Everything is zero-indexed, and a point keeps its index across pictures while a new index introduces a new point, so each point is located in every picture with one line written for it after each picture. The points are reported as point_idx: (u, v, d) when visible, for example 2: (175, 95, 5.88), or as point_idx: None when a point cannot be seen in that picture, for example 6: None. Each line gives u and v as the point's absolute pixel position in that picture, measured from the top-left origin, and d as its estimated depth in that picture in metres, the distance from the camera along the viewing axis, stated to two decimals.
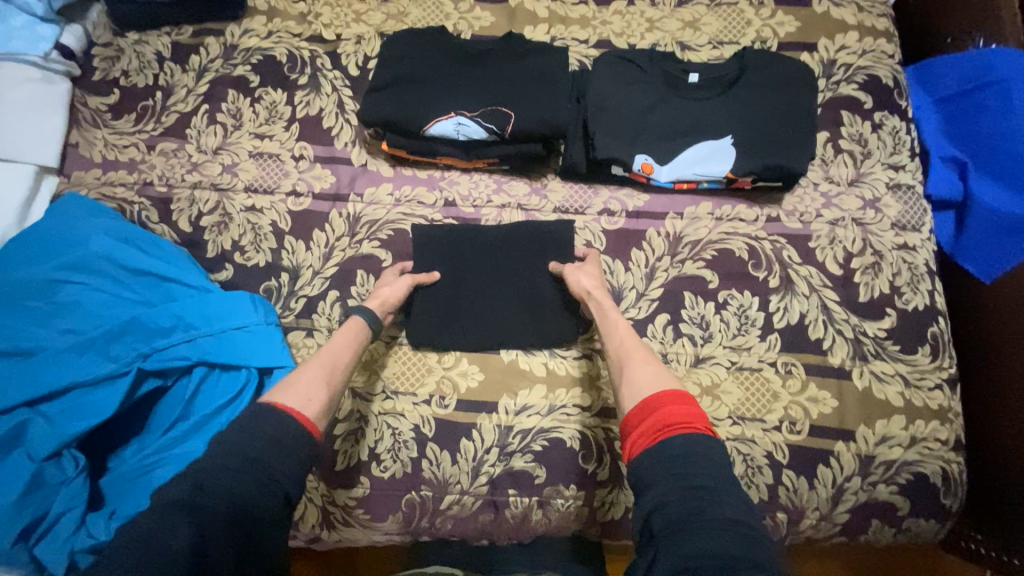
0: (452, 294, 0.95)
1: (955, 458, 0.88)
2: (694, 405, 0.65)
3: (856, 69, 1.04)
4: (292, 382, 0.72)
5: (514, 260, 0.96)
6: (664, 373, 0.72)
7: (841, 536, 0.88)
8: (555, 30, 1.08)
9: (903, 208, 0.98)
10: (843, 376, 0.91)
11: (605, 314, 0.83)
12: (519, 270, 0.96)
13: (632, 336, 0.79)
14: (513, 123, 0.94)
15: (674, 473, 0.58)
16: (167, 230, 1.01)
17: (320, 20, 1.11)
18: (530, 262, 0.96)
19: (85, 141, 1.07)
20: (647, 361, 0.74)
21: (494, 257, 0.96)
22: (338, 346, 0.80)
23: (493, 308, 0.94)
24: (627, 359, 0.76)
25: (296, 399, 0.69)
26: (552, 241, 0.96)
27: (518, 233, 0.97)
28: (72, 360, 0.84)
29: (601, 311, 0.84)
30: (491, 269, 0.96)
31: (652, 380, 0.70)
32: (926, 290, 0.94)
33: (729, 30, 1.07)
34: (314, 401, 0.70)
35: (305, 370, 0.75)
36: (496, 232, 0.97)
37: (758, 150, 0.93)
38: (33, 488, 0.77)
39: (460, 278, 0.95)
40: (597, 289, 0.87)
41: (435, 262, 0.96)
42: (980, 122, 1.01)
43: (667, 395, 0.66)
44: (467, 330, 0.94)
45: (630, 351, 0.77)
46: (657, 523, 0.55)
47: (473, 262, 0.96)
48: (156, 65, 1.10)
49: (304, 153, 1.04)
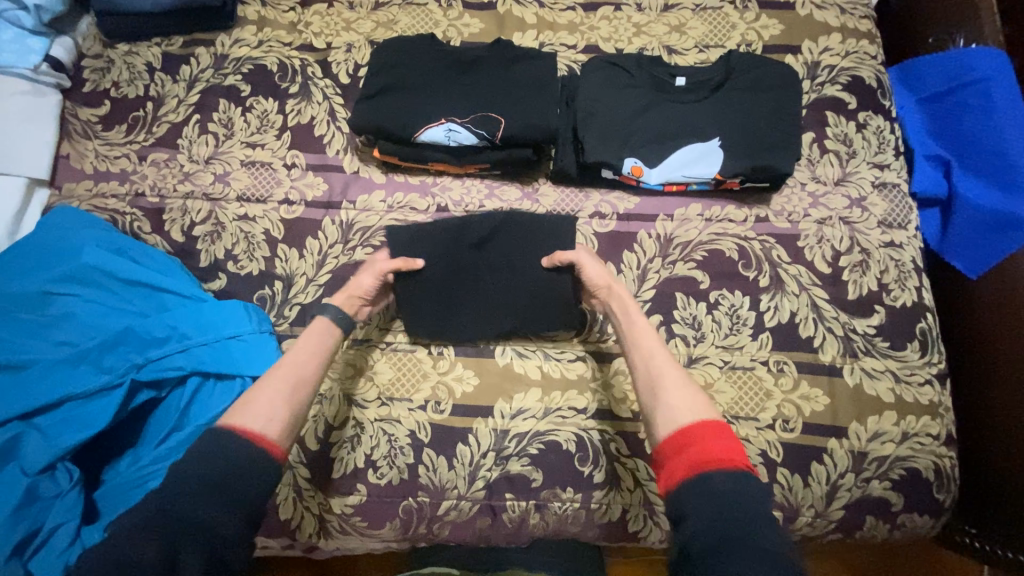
0: (448, 289, 0.94)
1: (946, 452, 0.89)
2: (733, 440, 0.63)
3: (840, 70, 1.06)
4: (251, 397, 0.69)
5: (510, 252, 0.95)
6: (702, 400, 0.69)
7: (836, 532, 0.89)
8: (544, 36, 1.09)
9: (889, 206, 0.99)
10: (834, 374, 0.92)
11: (634, 324, 0.81)
12: (517, 263, 0.94)
13: (668, 358, 0.75)
14: (503, 129, 0.94)
15: (712, 504, 0.56)
16: (160, 241, 1.01)
17: (310, 29, 1.11)
18: (528, 253, 0.94)
19: (76, 153, 1.06)
20: (689, 388, 0.70)
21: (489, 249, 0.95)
22: (302, 354, 0.77)
23: (494, 302, 0.94)
24: (664, 383, 0.71)
25: (254, 420, 0.66)
26: (547, 231, 0.95)
27: (509, 222, 0.94)
28: (65, 372, 0.83)
29: (626, 312, 0.83)
30: (489, 263, 0.95)
31: (690, 407, 0.67)
32: (914, 287, 0.95)
33: (715, 33, 1.08)
34: (276, 417, 0.68)
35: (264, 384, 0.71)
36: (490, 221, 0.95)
37: (746, 152, 0.94)
38: (27, 502, 0.76)
39: (457, 273, 0.94)
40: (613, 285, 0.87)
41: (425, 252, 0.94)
42: (963, 121, 1.04)
43: (705, 427, 0.64)
44: (467, 322, 0.94)
45: (666, 375, 0.72)
46: (693, 553, 0.54)
47: (470, 256, 0.94)
48: (146, 76, 1.10)
49: (296, 161, 1.04)
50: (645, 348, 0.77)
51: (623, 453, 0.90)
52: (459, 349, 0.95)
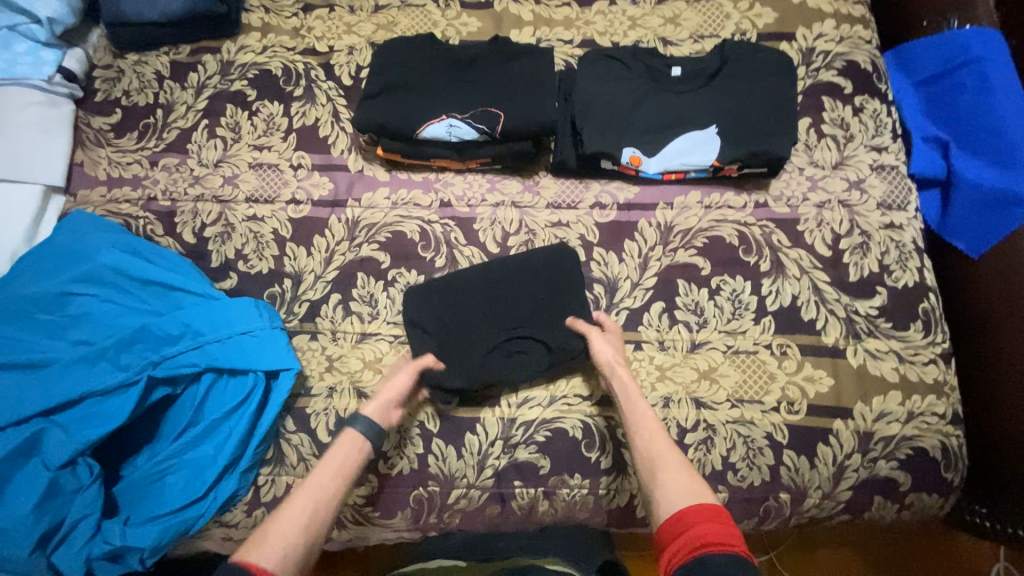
0: (458, 324, 0.94)
1: (953, 431, 0.89)
2: (733, 525, 0.63)
3: (835, 56, 1.07)
4: (268, 527, 0.69)
5: (521, 307, 0.94)
6: (698, 483, 0.71)
7: (844, 513, 0.90)
8: (541, 32, 1.11)
9: (888, 188, 1.00)
10: (837, 355, 0.92)
11: (632, 402, 0.83)
12: (521, 313, 0.94)
13: (659, 439, 0.78)
14: (503, 123, 0.96)
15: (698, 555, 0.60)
16: (173, 243, 1.04)
17: (313, 33, 1.14)
18: (537, 309, 0.94)
19: (90, 161, 1.10)
20: (682, 470, 0.73)
21: (512, 285, 0.96)
22: (322, 479, 0.76)
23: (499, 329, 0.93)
24: (662, 465, 0.74)
25: (267, 554, 0.65)
26: (559, 285, 0.95)
27: (506, 286, 0.95)
28: (85, 369, 0.86)
29: (624, 389, 0.84)
30: (494, 314, 0.94)
31: (685, 490, 0.70)
32: (916, 267, 0.96)
33: (710, 23, 1.10)
34: (288, 553, 0.67)
35: (289, 510, 0.71)
36: (515, 263, 0.97)
37: (742, 138, 0.95)
38: (50, 496, 0.80)
39: (468, 314, 0.94)
40: (618, 367, 0.87)
41: (454, 289, 0.96)
42: (961, 102, 1.04)
43: (702, 511, 0.65)
44: (469, 339, 0.93)
45: (661, 457, 0.76)
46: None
47: (480, 309, 0.94)
48: (155, 84, 1.13)
49: (302, 162, 1.07)
50: (644, 429, 0.80)
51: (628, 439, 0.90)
52: (468, 373, 0.90)
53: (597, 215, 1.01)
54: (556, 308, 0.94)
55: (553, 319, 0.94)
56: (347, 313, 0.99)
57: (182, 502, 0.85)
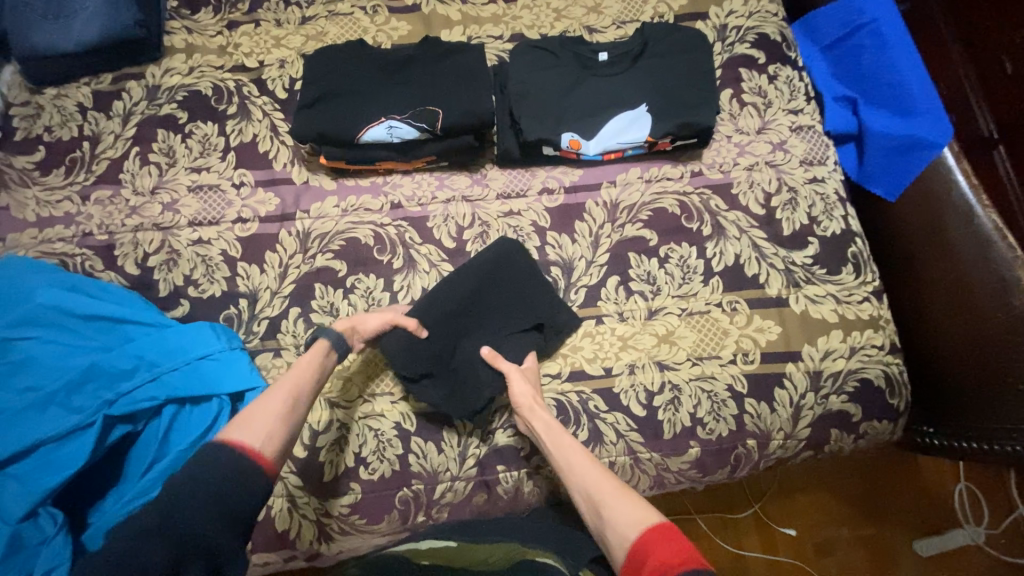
0: (437, 339, 0.93)
1: (892, 359, 0.97)
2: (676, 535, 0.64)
3: (747, 29, 1.14)
4: (251, 414, 0.73)
5: (492, 315, 0.96)
6: (642, 504, 0.70)
7: (807, 449, 0.96)
8: (470, 30, 1.14)
9: (808, 146, 1.07)
10: (782, 304, 0.98)
11: (559, 440, 0.82)
12: (494, 319, 0.96)
13: (596, 470, 0.77)
14: (442, 119, 0.98)
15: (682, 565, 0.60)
16: (115, 276, 1.00)
17: (240, 50, 1.13)
18: (506, 315, 0.96)
19: (15, 203, 1.04)
20: (626, 497, 0.71)
21: (480, 299, 0.96)
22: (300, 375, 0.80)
23: (478, 338, 0.95)
24: (603, 499, 0.72)
25: (255, 437, 0.70)
26: (523, 293, 0.97)
27: (467, 306, 0.95)
28: (37, 417, 0.83)
29: (552, 435, 0.83)
30: (469, 325, 0.95)
31: (632, 516, 0.68)
32: (841, 215, 1.04)
33: (629, 9, 1.15)
34: (273, 435, 0.72)
35: (268, 401, 0.75)
36: (468, 278, 0.96)
37: (671, 112, 1.01)
38: (13, 551, 0.75)
39: (445, 331, 0.94)
40: (537, 408, 0.86)
41: (435, 324, 0.94)
42: (862, 60, 1.14)
43: (650, 533, 0.65)
44: (450, 352, 0.94)
45: (599, 490, 0.74)
46: None
47: (456, 324, 0.95)
48: (79, 116, 1.09)
49: (244, 179, 1.05)
50: (579, 467, 0.78)
51: (601, 411, 0.93)
52: (457, 386, 0.92)
53: (547, 200, 1.05)
54: (525, 308, 0.96)
55: (525, 319, 0.96)
56: (309, 325, 0.98)
57: None
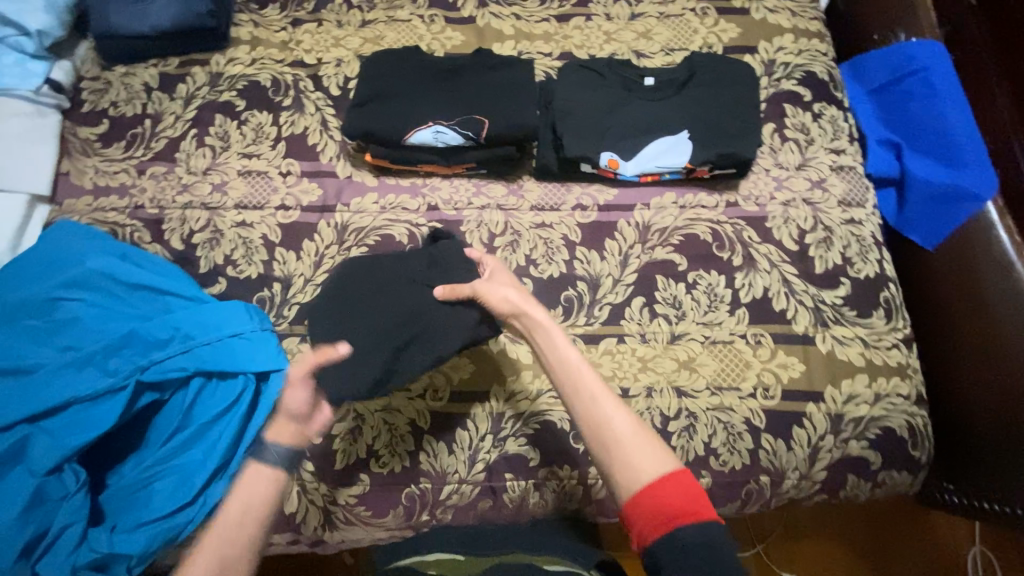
0: (370, 335, 0.85)
1: (917, 411, 0.95)
2: (695, 489, 0.62)
3: (794, 66, 1.15)
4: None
5: (393, 294, 0.89)
6: (660, 447, 0.67)
7: (820, 493, 0.94)
8: (522, 45, 1.17)
9: (847, 187, 1.07)
10: (808, 342, 0.97)
11: (563, 356, 0.76)
12: (399, 294, 0.89)
13: (608, 395, 0.71)
14: (487, 128, 1.01)
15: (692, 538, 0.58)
16: (160, 249, 1.05)
17: (301, 46, 1.18)
18: (408, 284, 0.90)
19: (76, 170, 1.10)
20: (644, 436, 0.68)
21: (376, 294, 0.89)
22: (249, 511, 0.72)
23: (402, 312, 0.87)
24: (619, 436, 0.67)
25: None
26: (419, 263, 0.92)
27: (369, 303, 0.89)
28: (72, 374, 0.86)
29: (565, 367, 0.74)
30: (382, 309, 0.88)
31: (648, 459, 0.65)
32: (875, 259, 1.03)
33: (679, 38, 1.17)
34: None
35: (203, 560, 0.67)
36: (360, 284, 0.91)
37: (711, 142, 1.02)
38: (36, 503, 0.80)
39: (369, 327, 0.86)
40: (531, 307, 0.82)
41: (350, 331, 0.87)
42: (909, 108, 1.14)
43: (668, 482, 0.62)
44: (388, 333, 0.86)
45: (610, 420, 0.69)
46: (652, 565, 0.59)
47: (372, 315, 0.87)
48: (143, 94, 1.15)
49: (291, 169, 1.10)
50: (590, 398, 0.71)
51: None
52: (434, 347, 0.86)
53: (580, 217, 1.06)
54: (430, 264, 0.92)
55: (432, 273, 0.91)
56: None
57: (171, 508, 0.84)
